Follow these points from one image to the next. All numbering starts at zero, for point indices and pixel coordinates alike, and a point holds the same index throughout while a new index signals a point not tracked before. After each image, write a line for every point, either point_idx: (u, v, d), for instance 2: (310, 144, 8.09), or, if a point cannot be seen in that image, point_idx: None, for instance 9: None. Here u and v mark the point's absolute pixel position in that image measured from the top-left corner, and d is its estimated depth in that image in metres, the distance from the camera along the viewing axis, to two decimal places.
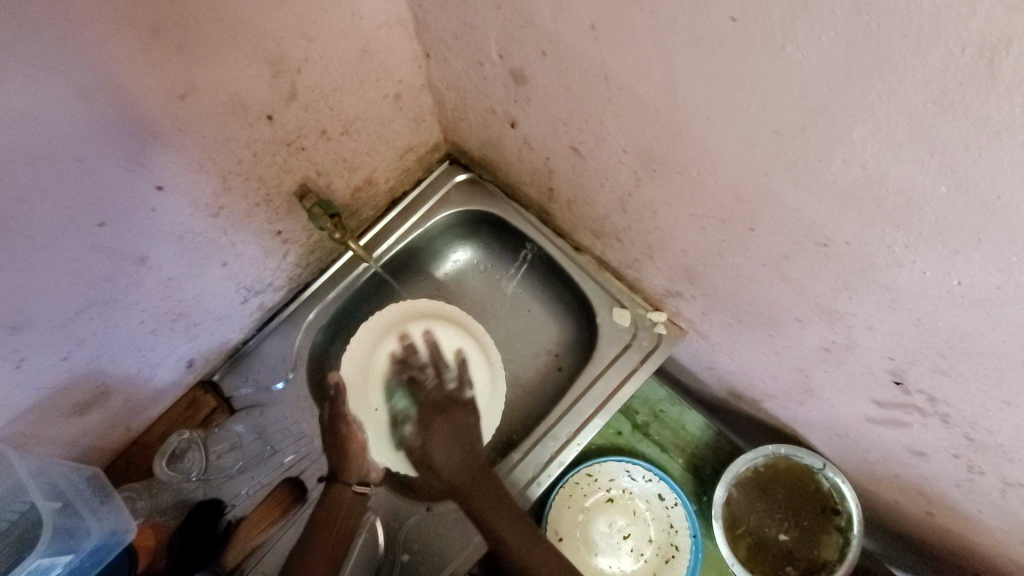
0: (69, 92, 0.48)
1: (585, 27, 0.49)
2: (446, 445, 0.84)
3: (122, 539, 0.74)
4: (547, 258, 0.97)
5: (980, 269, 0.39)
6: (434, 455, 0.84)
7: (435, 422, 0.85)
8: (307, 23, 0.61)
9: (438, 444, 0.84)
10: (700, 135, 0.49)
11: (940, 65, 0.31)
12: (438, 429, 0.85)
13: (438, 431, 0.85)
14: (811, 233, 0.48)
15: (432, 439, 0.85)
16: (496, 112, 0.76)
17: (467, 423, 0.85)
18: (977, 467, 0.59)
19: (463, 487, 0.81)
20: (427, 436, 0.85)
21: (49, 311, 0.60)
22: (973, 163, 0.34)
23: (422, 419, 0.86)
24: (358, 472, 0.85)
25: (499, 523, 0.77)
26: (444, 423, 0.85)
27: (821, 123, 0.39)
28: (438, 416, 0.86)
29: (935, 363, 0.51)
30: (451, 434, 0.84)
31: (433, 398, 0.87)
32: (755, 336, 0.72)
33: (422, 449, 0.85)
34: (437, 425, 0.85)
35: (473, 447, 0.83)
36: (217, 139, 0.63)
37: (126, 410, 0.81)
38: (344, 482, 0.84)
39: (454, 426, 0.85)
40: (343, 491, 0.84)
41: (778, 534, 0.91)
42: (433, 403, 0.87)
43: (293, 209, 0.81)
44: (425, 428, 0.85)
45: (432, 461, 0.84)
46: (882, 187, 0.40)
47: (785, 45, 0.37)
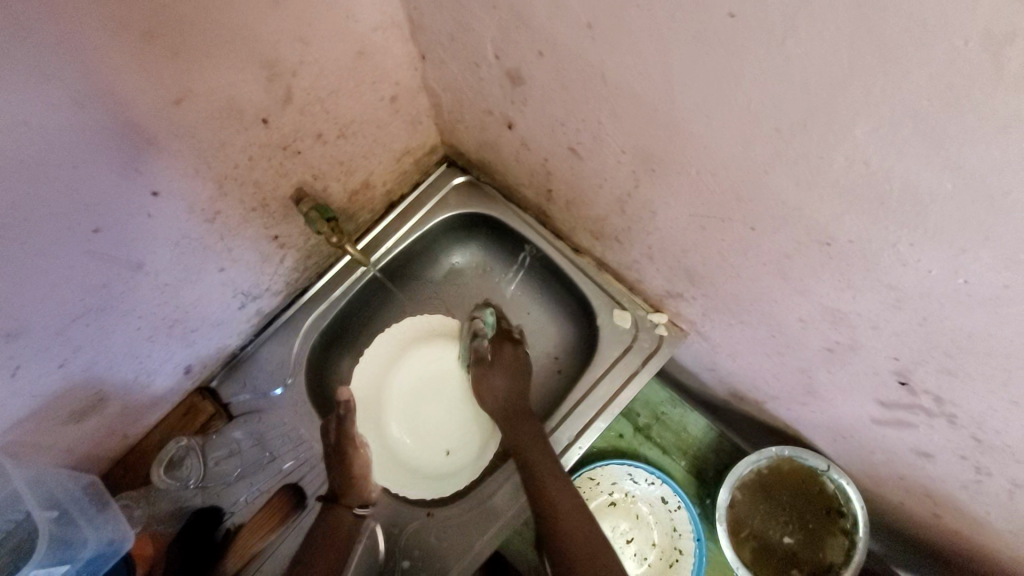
0: (62, 97, 0.47)
1: (583, 27, 0.49)
2: (512, 376, 0.90)
3: (120, 548, 0.75)
4: (546, 260, 0.97)
5: (987, 267, 0.38)
6: (491, 381, 0.90)
7: (503, 350, 0.93)
8: (302, 26, 0.60)
9: (495, 376, 0.90)
10: (699, 134, 0.49)
11: (945, 60, 0.30)
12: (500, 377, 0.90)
13: (496, 377, 0.90)
14: (814, 232, 0.48)
15: (493, 369, 0.91)
16: (493, 113, 0.75)
17: (523, 377, 0.91)
18: (984, 467, 0.58)
19: (512, 415, 0.86)
20: (490, 373, 0.91)
21: (44, 318, 0.59)
22: (979, 160, 0.33)
23: (494, 341, 0.94)
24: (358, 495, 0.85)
25: (546, 474, 0.78)
26: (500, 369, 0.91)
27: (823, 120, 0.39)
28: (507, 344, 0.94)
29: (940, 362, 0.50)
30: (510, 385, 0.89)
31: (505, 330, 0.97)
32: (757, 337, 0.71)
33: (485, 367, 0.92)
34: (494, 374, 0.90)
35: (523, 397, 0.88)
36: (212, 143, 0.62)
37: (124, 417, 0.80)
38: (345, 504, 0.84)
39: (515, 358, 0.92)
40: (343, 515, 0.83)
41: (783, 537, 0.90)
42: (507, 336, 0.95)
43: (289, 213, 0.80)
44: (494, 352, 0.93)
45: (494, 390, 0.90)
46: (886, 184, 0.39)
47: (786, 41, 0.36)
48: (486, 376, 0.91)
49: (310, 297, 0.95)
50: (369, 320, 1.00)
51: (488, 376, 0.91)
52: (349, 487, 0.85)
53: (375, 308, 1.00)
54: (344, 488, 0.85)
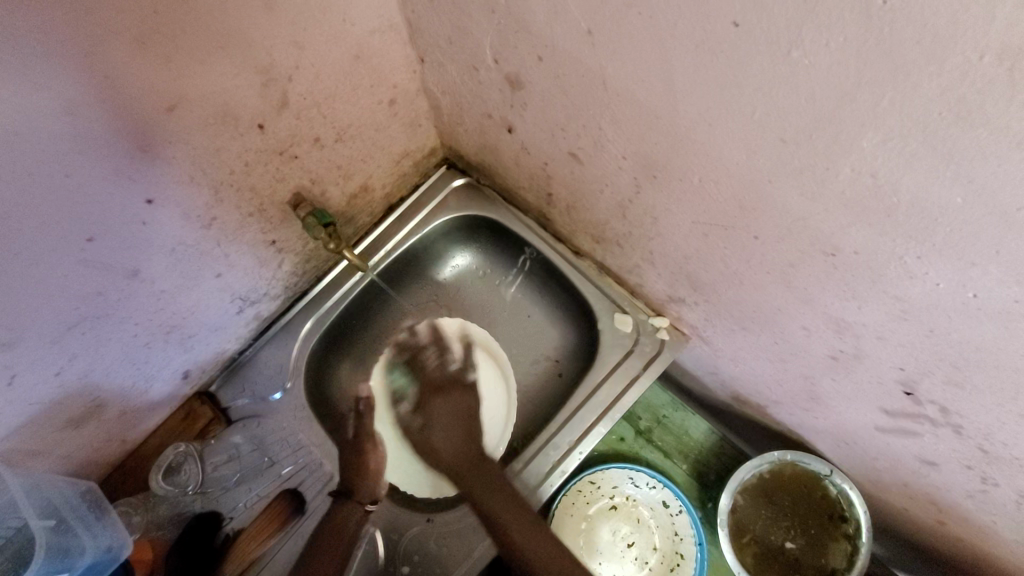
0: (53, 106, 0.46)
1: (583, 33, 0.48)
2: (450, 425, 0.79)
3: (118, 555, 0.74)
4: (547, 263, 0.96)
5: (997, 281, 0.37)
6: (433, 439, 0.79)
7: (433, 404, 0.81)
8: (298, 30, 0.59)
9: (439, 426, 0.79)
10: (702, 142, 0.48)
11: (957, 73, 0.29)
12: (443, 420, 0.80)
13: (439, 414, 0.80)
14: (819, 242, 0.47)
15: (431, 423, 0.80)
16: (493, 116, 0.74)
17: (469, 407, 0.81)
18: (990, 478, 0.57)
19: (456, 465, 0.77)
20: (428, 421, 0.80)
21: (39, 327, 0.59)
22: (990, 174, 0.32)
23: (420, 401, 0.82)
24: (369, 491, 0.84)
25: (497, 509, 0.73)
26: (443, 405, 0.81)
27: (829, 131, 0.38)
28: (438, 398, 0.82)
29: (947, 373, 0.49)
30: (449, 420, 0.80)
31: (433, 379, 0.83)
32: (759, 343, 0.71)
33: (419, 431, 0.80)
34: (436, 410, 0.80)
35: (473, 437, 0.79)
36: (208, 149, 0.62)
37: (121, 423, 0.79)
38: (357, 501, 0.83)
39: (455, 407, 0.81)
40: (351, 511, 0.82)
41: (784, 542, 0.90)
42: (433, 384, 0.83)
43: (287, 218, 0.79)
44: (425, 412, 0.81)
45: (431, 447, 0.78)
46: (894, 197, 0.38)
47: (791, 50, 0.35)
48: (434, 425, 0.80)
49: (309, 301, 0.95)
50: (368, 324, 0.99)
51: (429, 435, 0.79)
52: (360, 483, 0.84)
53: (375, 311, 0.99)
54: (355, 483, 0.84)
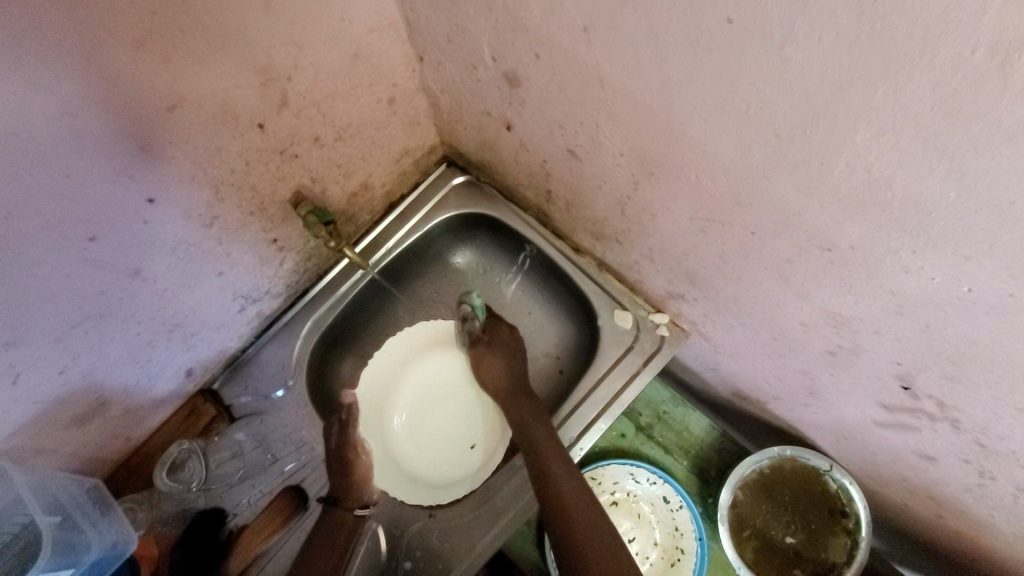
0: (54, 106, 0.47)
1: (579, 30, 0.48)
2: (506, 351, 0.92)
3: (123, 552, 0.75)
4: (547, 260, 0.96)
5: (990, 275, 0.37)
6: (490, 359, 0.93)
7: (499, 329, 0.94)
8: (297, 29, 0.60)
9: (496, 348, 0.93)
10: (697, 139, 0.48)
11: (948, 67, 0.30)
12: (497, 349, 0.93)
13: (500, 338, 0.94)
14: (815, 237, 0.47)
15: (493, 342, 0.94)
16: (492, 114, 0.75)
17: (520, 343, 0.93)
18: (988, 471, 0.57)
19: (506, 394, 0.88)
20: (491, 338, 0.94)
21: (43, 326, 0.59)
22: (983, 168, 0.32)
23: (491, 324, 0.96)
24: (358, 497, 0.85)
25: (557, 469, 0.76)
26: (507, 330, 0.95)
27: (822, 126, 0.38)
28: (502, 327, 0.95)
29: (944, 368, 0.49)
30: (506, 350, 0.92)
31: (501, 312, 0.97)
32: (758, 339, 0.71)
33: (484, 343, 0.94)
34: (500, 338, 0.93)
35: (524, 366, 0.92)
36: (209, 148, 0.62)
37: (126, 421, 0.80)
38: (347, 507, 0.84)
39: (510, 343, 0.93)
40: (344, 518, 0.83)
41: (785, 537, 0.90)
42: (501, 317, 0.96)
43: (288, 216, 0.80)
44: (491, 333, 0.95)
45: (488, 370, 0.92)
46: (888, 192, 0.38)
47: (784, 47, 0.35)
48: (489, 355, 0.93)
49: (311, 299, 0.95)
50: (369, 322, 0.99)
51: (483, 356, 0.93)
52: (351, 490, 0.85)
53: (376, 310, 0.99)
54: (345, 491, 0.84)
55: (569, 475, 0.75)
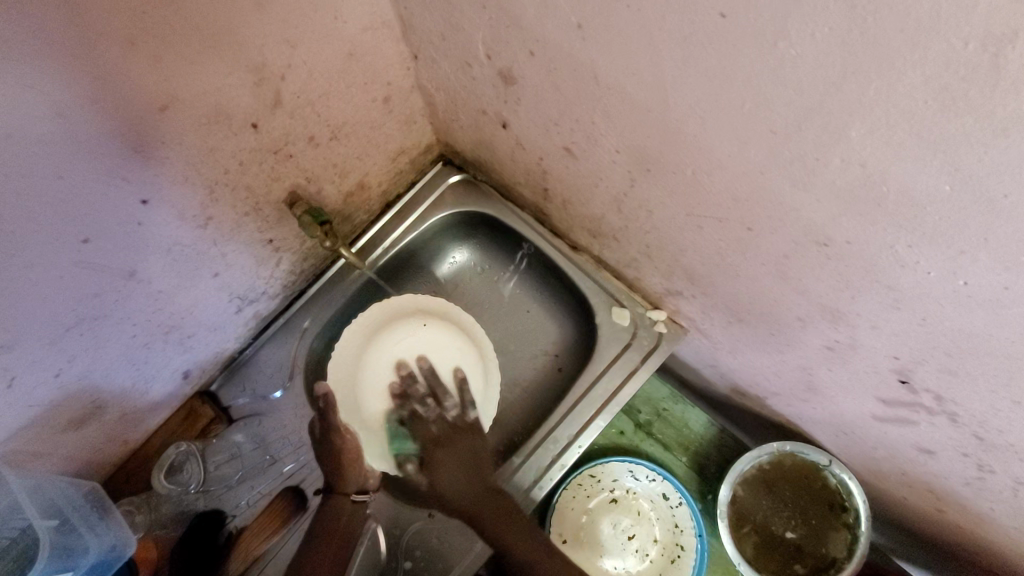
0: (45, 109, 0.46)
1: (572, 27, 0.48)
2: (457, 466, 0.80)
3: (122, 554, 0.75)
4: (544, 258, 0.96)
5: (987, 269, 0.37)
6: (442, 479, 0.81)
7: (438, 454, 0.81)
8: (289, 29, 0.60)
9: (444, 470, 0.81)
10: (693, 135, 0.48)
11: (941, 61, 0.29)
12: (443, 457, 0.81)
13: (445, 458, 0.81)
14: (812, 233, 0.47)
15: (439, 462, 0.81)
16: (487, 112, 0.74)
17: (473, 446, 0.81)
18: (987, 465, 0.57)
19: (472, 505, 0.79)
20: (434, 466, 0.81)
21: (37, 330, 0.59)
22: (978, 162, 0.32)
23: (438, 437, 0.82)
24: (355, 482, 0.83)
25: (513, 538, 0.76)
26: (446, 452, 0.81)
27: (817, 122, 0.38)
28: (440, 448, 0.82)
29: (942, 362, 0.49)
30: (457, 467, 0.81)
31: (434, 432, 0.82)
32: (756, 335, 0.71)
33: (432, 451, 0.82)
34: (441, 458, 0.81)
35: (484, 477, 0.80)
36: (202, 149, 0.62)
37: (123, 424, 0.80)
38: (342, 492, 0.83)
39: (458, 453, 0.81)
40: (342, 504, 0.83)
41: (785, 532, 0.90)
42: (434, 437, 0.82)
43: (283, 216, 0.79)
44: (431, 460, 0.81)
45: (433, 479, 0.81)
46: (883, 186, 0.38)
47: (778, 42, 0.35)
48: (441, 456, 0.81)
49: (308, 299, 0.95)
50: None
51: (440, 458, 0.81)
52: (344, 477, 0.83)
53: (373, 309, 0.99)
54: (338, 479, 0.83)
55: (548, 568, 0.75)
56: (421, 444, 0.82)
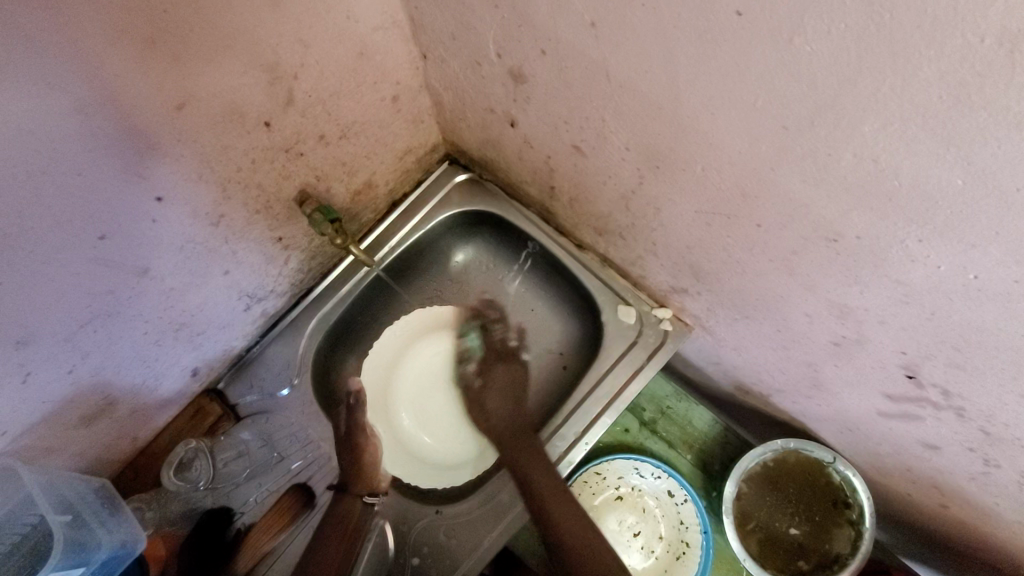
0: (66, 105, 0.47)
1: (587, 25, 0.48)
2: (502, 395, 0.90)
3: (134, 549, 0.74)
4: (550, 256, 0.97)
5: (996, 261, 0.38)
6: (488, 404, 0.90)
7: (496, 372, 0.93)
8: (303, 28, 0.60)
9: (493, 392, 0.91)
10: (704, 132, 0.48)
11: (957, 56, 0.30)
12: (497, 380, 0.92)
13: (497, 381, 0.92)
14: (821, 228, 0.47)
15: (490, 386, 0.92)
16: (496, 111, 0.75)
17: (523, 378, 0.92)
18: (993, 459, 0.58)
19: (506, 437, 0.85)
20: (488, 386, 0.92)
21: (52, 325, 0.59)
22: (990, 156, 0.33)
23: (485, 365, 0.94)
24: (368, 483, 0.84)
25: (537, 475, 0.78)
26: (503, 373, 0.92)
27: (831, 117, 0.39)
28: (502, 366, 0.93)
29: (949, 356, 0.50)
30: (506, 392, 0.90)
31: (498, 345, 0.95)
32: (762, 331, 0.72)
33: (479, 389, 0.92)
34: (497, 375, 0.92)
35: (520, 409, 0.88)
36: (216, 146, 0.62)
37: (133, 420, 0.80)
38: (354, 493, 0.84)
39: (512, 377, 0.92)
40: (353, 504, 0.83)
41: (790, 528, 0.91)
42: (502, 352, 0.95)
43: (293, 215, 0.80)
44: (486, 375, 0.93)
45: (484, 413, 0.90)
46: (896, 181, 0.39)
47: (794, 39, 0.36)
48: (486, 390, 0.91)
49: (314, 297, 0.95)
50: (374, 319, 1.00)
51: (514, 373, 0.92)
52: (359, 476, 0.84)
53: (380, 307, 1.00)
54: (353, 478, 0.84)
55: (557, 498, 0.77)
56: (489, 373, 0.93)
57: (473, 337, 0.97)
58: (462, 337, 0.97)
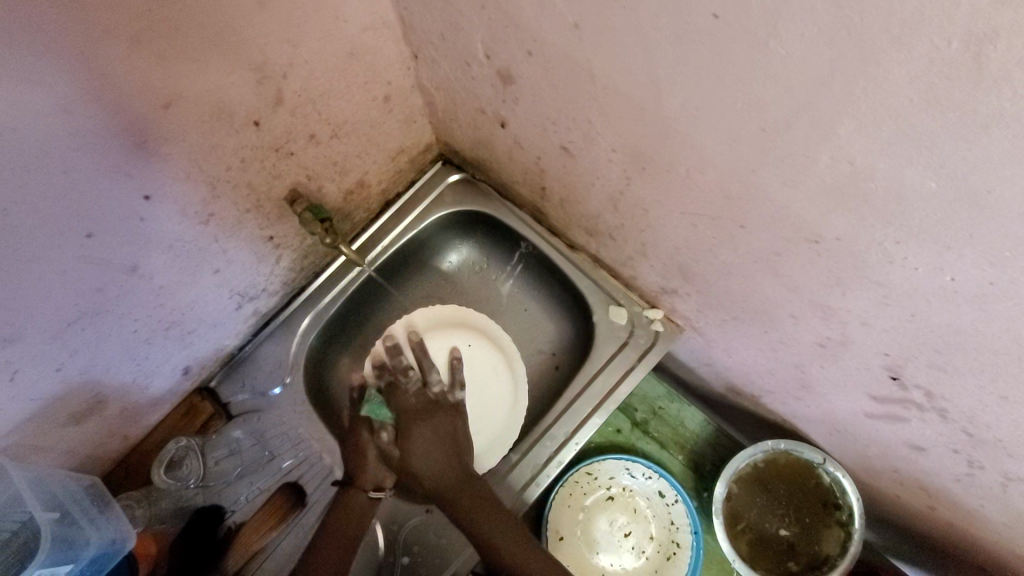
0: (51, 104, 0.47)
1: (570, 26, 0.49)
2: (435, 444, 0.81)
3: (122, 549, 0.75)
4: (542, 257, 0.97)
5: (972, 264, 0.38)
6: (412, 456, 0.81)
7: (416, 429, 0.82)
8: (291, 28, 0.60)
9: (416, 447, 0.81)
10: (686, 133, 0.49)
11: (925, 59, 0.30)
12: (421, 431, 0.83)
13: (417, 438, 0.82)
14: (803, 230, 0.48)
15: (410, 448, 0.81)
16: (486, 112, 0.75)
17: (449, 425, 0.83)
18: (976, 461, 0.58)
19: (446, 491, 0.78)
20: (407, 444, 0.82)
21: (40, 323, 0.60)
22: (961, 158, 0.33)
23: (430, 410, 0.85)
24: (371, 478, 0.82)
25: (484, 524, 0.75)
26: (447, 421, 0.84)
27: (807, 120, 0.39)
28: (418, 423, 0.83)
29: (930, 358, 0.50)
30: (433, 441, 0.81)
31: (412, 402, 0.85)
32: (749, 332, 0.72)
33: (399, 454, 0.81)
34: (420, 433, 0.82)
35: (461, 457, 0.81)
36: (204, 146, 0.63)
37: (123, 419, 0.81)
38: (358, 487, 0.81)
39: (438, 429, 0.82)
40: (357, 497, 0.80)
41: (779, 529, 0.91)
42: (414, 408, 0.84)
43: (284, 214, 0.80)
44: (405, 436, 0.82)
45: (409, 458, 0.81)
46: (872, 182, 0.39)
47: (767, 41, 0.36)
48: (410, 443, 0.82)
49: (307, 297, 0.96)
50: (366, 320, 1.00)
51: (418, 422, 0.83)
52: (363, 470, 0.82)
53: (373, 307, 1.00)
54: (358, 471, 0.82)
55: (506, 534, 0.75)
56: (396, 411, 0.85)
57: (382, 406, 0.84)
58: (369, 407, 0.84)
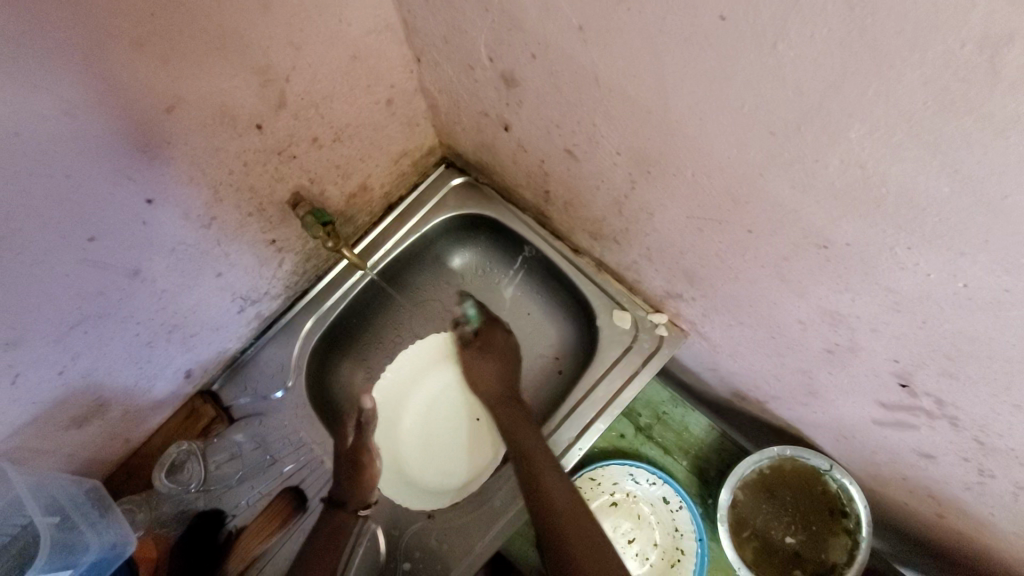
0: (52, 108, 0.47)
1: (575, 29, 0.48)
2: (498, 358, 0.94)
3: (124, 552, 0.74)
4: (545, 260, 0.96)
5: (985, 269, 0.37)
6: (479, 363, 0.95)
7: (496, 334, 0.96)
8: (294, 31, 0.60)
9: (488, 358, 0.94)
10: (693, 136, 0.48)
11: (939, 63, 0.30)
12: (489, 361, 0.94)
13: (495, 345, 0.95)
14: (811, 235, 0.47)
15: (488, 350, 0.95)
16: (490, 114, 0.75)
17: (513, 350, 0.95)
18: (987, 469, 0.57)
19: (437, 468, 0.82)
20: (484, 347, 0.96)
21: (42, 327, 0.59)
22: (976, 164, 0.32)
23: (486, 326, 0.97)
24: (361, 498, 0.84)
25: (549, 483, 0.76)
26: (503, 338, 0.96)
27: (817, 123, 0.38)
28: (495, 330, 0.97)
29: (941, 365, 0.49)
30: (499, 364, 0.93)
31: (493, 314, 0.99)
32: (755, 337, 0.71)
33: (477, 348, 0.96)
34: (495, 337, 0.96)
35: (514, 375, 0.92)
36: (207, 149, 0.62)
37: (125, 422, 0.80)
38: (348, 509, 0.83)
39: (508, 344, 0.95)
40: (342, 521, 0.82)
41: (784, 537, 0.90)
42: (493, 320, 0.98)
43: (287, 217, 0.80)
44: (485, 338, 0.96)
45: (478, 376, 0.93)
46: (883, 188, 0.38)
47: (777, 44, 0.35)
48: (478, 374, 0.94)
49: (309, 300, 0.95)
50: (368, 324, 1.00)
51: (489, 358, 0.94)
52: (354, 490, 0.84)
53: (376, 310, 1.00)
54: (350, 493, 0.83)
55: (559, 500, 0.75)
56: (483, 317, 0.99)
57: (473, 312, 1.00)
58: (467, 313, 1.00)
